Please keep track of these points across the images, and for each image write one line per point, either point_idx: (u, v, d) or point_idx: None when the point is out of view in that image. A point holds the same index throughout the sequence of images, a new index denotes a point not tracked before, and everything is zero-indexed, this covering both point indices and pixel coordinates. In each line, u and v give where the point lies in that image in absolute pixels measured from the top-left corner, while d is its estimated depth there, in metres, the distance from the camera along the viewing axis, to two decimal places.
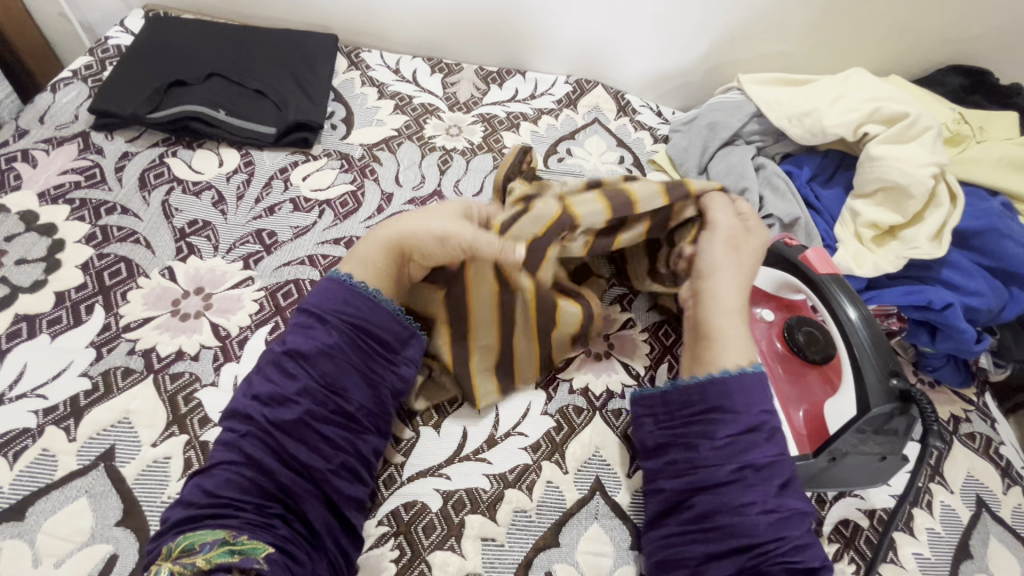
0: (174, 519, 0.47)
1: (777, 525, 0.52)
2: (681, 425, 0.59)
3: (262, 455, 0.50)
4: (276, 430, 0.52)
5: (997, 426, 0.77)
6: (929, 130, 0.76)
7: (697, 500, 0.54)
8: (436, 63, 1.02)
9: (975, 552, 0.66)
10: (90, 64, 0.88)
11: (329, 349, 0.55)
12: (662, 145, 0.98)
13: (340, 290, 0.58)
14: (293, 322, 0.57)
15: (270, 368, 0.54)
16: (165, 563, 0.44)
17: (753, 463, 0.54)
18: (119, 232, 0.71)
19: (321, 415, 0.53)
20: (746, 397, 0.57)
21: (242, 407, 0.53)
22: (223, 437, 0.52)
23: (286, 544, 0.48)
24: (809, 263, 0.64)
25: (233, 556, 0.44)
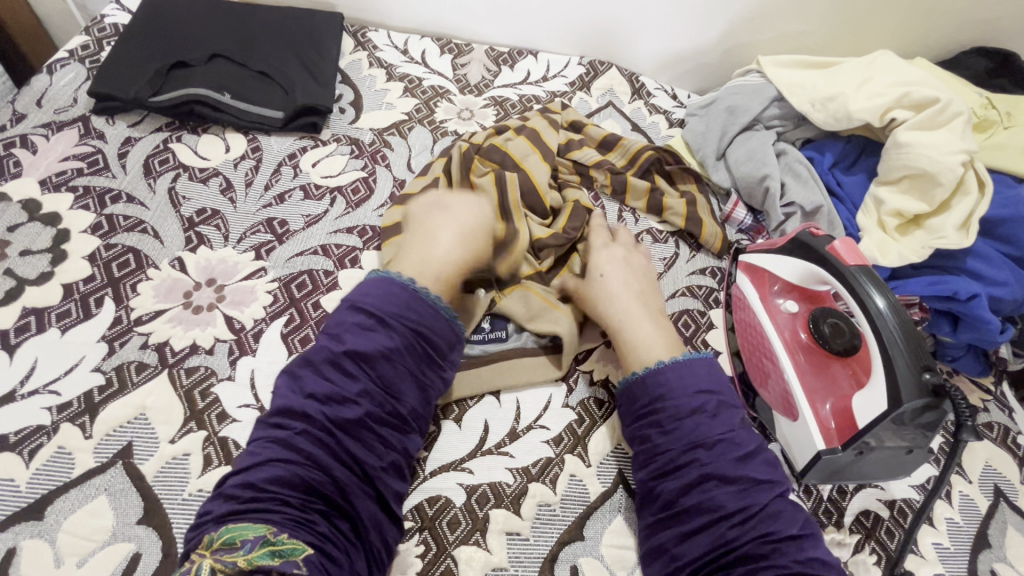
0: (217, 511, 0.45)
1: (742, 494, 0.52)
2: (635, 423, 0.59)
3: (317, 453, 0.48)
4: (336, 430, 0.50)
5: (1016, 416, 0.76)
6: (959, 116, 0.74)
7: (663, 488, 0.54)
8: (446, 44, 0.98)
9: (993, 541, 0.66)
10: (87, 44, 0.84)
11: (390, 352, 0.54)
12: (678, 129, 0.96)
13: (402, 292, 0.57)
14: (346, 322, 0.55)
15: (327, 364, 0.52)
16: (205, 556, 0.41)
17: (702, 442, 0.54)
18: (125, 221, 0.69)
19: (377, 416, 0.52)
20: (680, 381, 0.58)
21: (297, 405, 0.50)
22: (274, 434, 0.49)
23: (327, 543, 0.46)
24: (836, 254, 0.62)
25: (273, 559, 0.41)
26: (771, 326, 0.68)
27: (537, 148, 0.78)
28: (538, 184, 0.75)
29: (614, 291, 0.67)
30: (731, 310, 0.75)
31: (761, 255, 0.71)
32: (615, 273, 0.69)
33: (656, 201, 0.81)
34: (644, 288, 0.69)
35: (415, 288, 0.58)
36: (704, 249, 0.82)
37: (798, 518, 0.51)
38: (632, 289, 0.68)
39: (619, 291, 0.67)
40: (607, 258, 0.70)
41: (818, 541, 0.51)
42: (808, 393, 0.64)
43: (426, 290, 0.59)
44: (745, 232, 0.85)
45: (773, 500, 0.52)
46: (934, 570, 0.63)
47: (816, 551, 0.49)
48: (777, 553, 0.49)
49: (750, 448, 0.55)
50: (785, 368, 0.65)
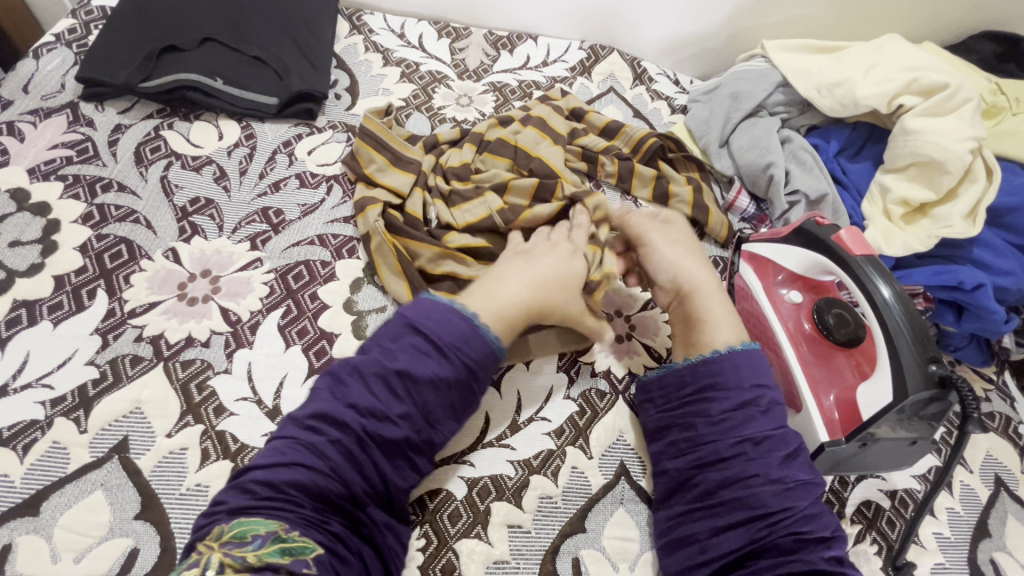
0: (233, 503, 0.44)
1: (786, 494, 0.51)
2: (678, 408, 0.58)
3: (345, 467, 0.47)
4: (372, 448, 0.49)
5: (1017, 405, 0.76)
6: (968, 103, 0.73)
7: (703, 478, 0.54)
8: (443, 28, 0.96)
9: (993, 531, 0.66)
10: (74, 27, 0.82)
11: (440, 382, 0.51)
12: (680, 116, 0.94)
13: (461, 324, 0.54)
14: (402, 340, 0.53)
15: (378, 380, 0.50)
16: (214, 548, 0.40)
17: (750, 437, 0.54)
18: (117, 211, 0.67)
19: (415, 443, 0.51)
20: (737, 373, 0.57)
21: (338, 413, 0.49)
22: (307, 437, 0.48)
23: (338, 545, 0.45)
24: (842, 244, 0.61)
25: (284, 556, 0.41)
26: (774, 317, 0.67)
27: (551, 138, 0.78)
28: (555, 168, 0.74)
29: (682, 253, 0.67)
30: (733, 299, 0.75)
31: (763, 245, 0.70)
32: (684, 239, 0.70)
33: (662, 187, 0.79)
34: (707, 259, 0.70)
35: (475, 321, 0.55)
36: (708, 237, 0.81)
37: (830, 520, 0.52)
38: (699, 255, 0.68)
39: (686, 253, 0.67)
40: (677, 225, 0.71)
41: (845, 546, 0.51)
42: (811, 383, 0.63)
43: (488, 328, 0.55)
44: (748, 221, 0.84)
45: (812, 501, 0.52)
46: (935, 560, 0.63)
47: (838, 551, 0.49)
48: (806, 549, 0.49)
49: (796, 446, 0.54)
50: (788, 359, 0.65)
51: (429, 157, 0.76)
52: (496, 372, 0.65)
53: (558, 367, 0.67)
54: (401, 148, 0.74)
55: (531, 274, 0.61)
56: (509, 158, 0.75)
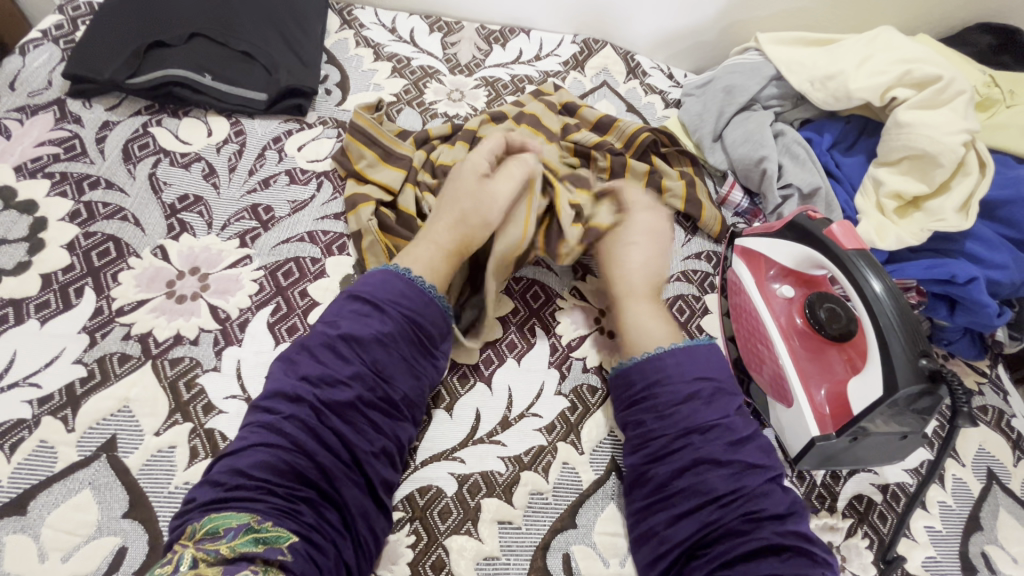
0: (202, 499, 0.44)
1: (737, 477, 0.51)
2: (632, 405, 0.59)
3: (305, 441, 0.47)
4: (327, 413, 0.49)
5: (1010, 398, 0.76)
6: (962, 94, 0.72)
7: (655, 471, 0.54)
8: (435, 22, 0.95)
9: (985, 524, 0.66)
10: (61, 23, 0.81)
11: (384, 338, 0.54)
12: (674, 110, 0.94)
13: (397, 282, 0.57)
14: (343, 310, 0.55)
15: (323, 349, 0.52)
16: (188, 545, 0.40)
17: (697, 428, 0.54)
18: (105, 209, 0.67)
19: (371, 401, 0.52)
20: (679, 367, 0.57)
21: (289, 388, 0.50)
22: (261, 419, 0.48)
23: (313, 533, 0.45)
24: (833, 237, 0.61)
25: (257, 545, 0.41)
26: (766, 311, 0.67)
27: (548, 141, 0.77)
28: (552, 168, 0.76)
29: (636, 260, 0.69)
30: (726, 294, 0.74)
31: (755, 239, 0.69)
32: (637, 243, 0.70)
33: (655, 182, 0.77)
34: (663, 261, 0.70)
35: (409, 278, 0.58)
36: (702, 233, 0.81)
37: (784, 497, 0.51)
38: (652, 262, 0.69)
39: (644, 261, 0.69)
40: (639, 227, 0.71)
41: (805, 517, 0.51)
42: (803, 378, 0.63)
43: (422, 280, 0.59)
44: (742, 215, 0.84)
45: (765, 481, 0.52)
46: (927, 553, 0.63)
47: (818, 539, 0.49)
48: (760, 527, 0.49)
49: (745, 433, 0.54)
50: (780, 354, 0.65)
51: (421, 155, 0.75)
52: (487, 368, 0.65)
53: (550, 363, 0.66)
54: (392, 144, 0.74)
55: (440, 234, 0.64)
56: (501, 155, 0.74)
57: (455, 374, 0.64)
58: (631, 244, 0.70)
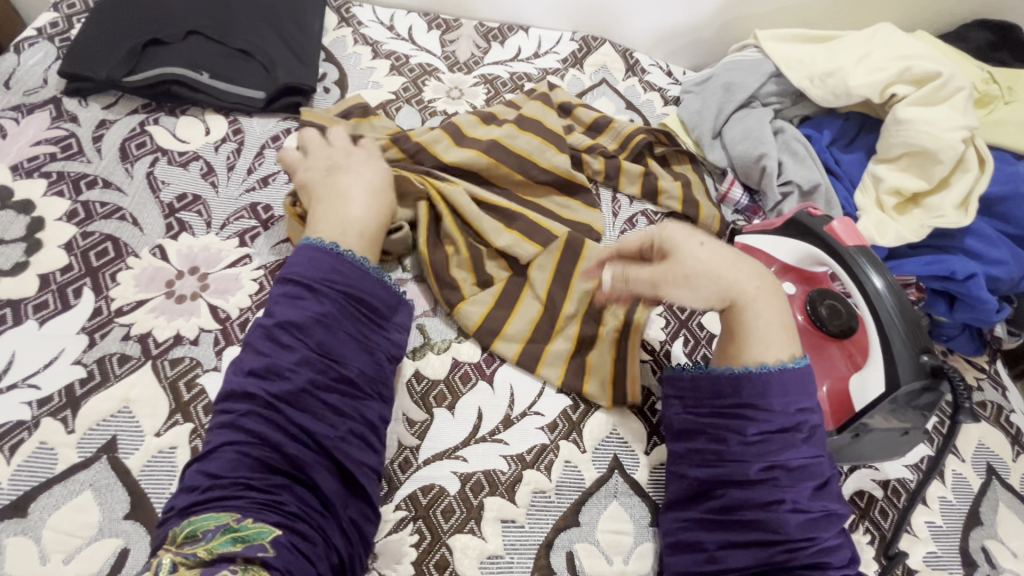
0: (180, 504, 0.44)
1: (813, 525, 0.49)
2: (707, 416, 0.54)
3: (268, 433, 0.46)
4: (277, 400, 0.47)
5: (1008, 394, 0.77)
6: (960, 91, 0.72)
7: (725, 494, 0.52)
8: (433, 19, 0.95)
9: (985, 519, 0.66)
10: (56, 21, 0.80)
11: (324, 318, 0.52)
12: (673, 107, 0.94)
13: (327, 259, 0.54)
14: (277, 296, 0.53)
15: (262, 341, 0.50)
16: (170, 551, 0.41)
17: (785, 465, 0.50)
18: (103, 208, 0.66)
19: (323, 384, 0.50)
20: (784, 397, 0.52)
21: (239, 385, 0.48)
22: (222, 418, 0.48)
23: (297, 522, 0.45)
24: (834, 234, 0.61)
25: (237, 544, 0.41)
26: None
27: (550, 142, 0.77)
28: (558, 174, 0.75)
29: (722, 261, 0.56)
30: None
31: (756, 237, 0.70)
32: (711, 241, 0.58)
33: (650, 184, 0.80)
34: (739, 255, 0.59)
35: (338, 251, 0.56)
36: None
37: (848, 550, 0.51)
38: (734, 261, 0.57)
39: (728, 260, 0.56)
40: (687, 226, 0.58)
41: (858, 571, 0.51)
42: None
43: (354, 254, 0.57)
44: (742, 212, 0.84)
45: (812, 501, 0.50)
46: (928, 549, 0.63)
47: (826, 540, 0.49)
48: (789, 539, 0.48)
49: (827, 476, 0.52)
50: None
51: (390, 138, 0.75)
52: (489, 366, 0.65)
53: None
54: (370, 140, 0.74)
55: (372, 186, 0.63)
56: (483, 152, 0.73)
57: (458, 373, 0.64)
58: (700, 242, 0.57)
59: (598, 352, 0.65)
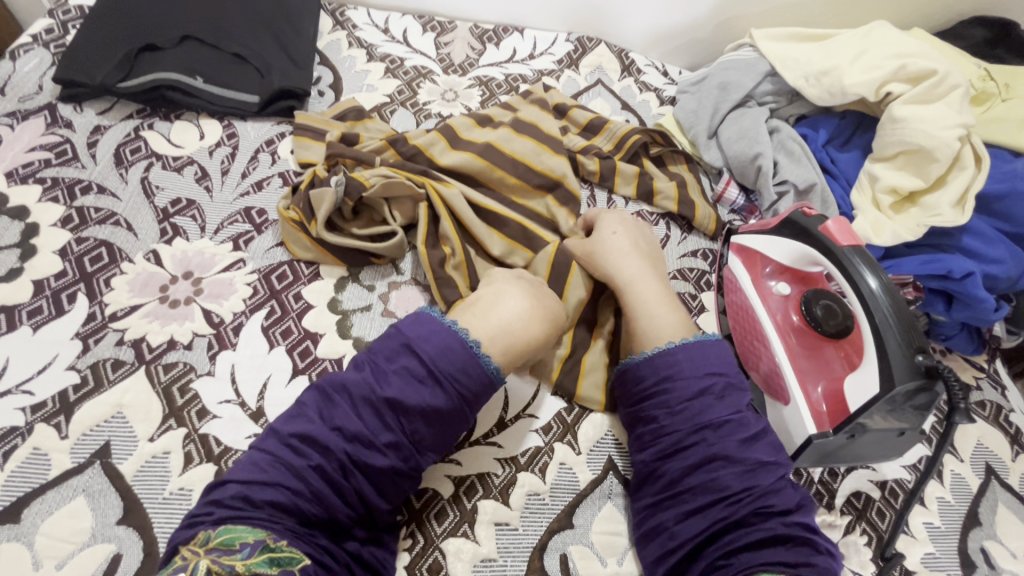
0: (218, 513, 0.43)
1: (749, 475, 0.51)
2: (639, 402, 0.57)
3: (324, 488, 0.46)
4: (356, 475, 0.47)
5: (1008, 393, 0.76)
6: (956, 89, 0.71)
7: (667, 468, 0.54)
8: (428, 21, 0.95)
9: (984, 520, 0.66)
10: (51, 27, 0.80)
11: (432, 412, 0.49)
12: (669, 107, 0.94)
13: (461, 352, 0.51)
14: (397, 362, 0.50)
15: (366, 404, 0.48)
16: (201, 555, 0.40)
17: (708, 424, 0.53)
18: (97, 214, 0.66)
19: (400, 470, 0.49)
20: (691, 363, 0.56)
21: (321, 435, 0.47)
22: (286, 454, 0.46)
23: (325, 556, 0.45)
24: (829, 234, 0.61)
25: (272, 567, 0.40)
26: (761, 309, 0.67)
27: (546, 145, 0.77)
28: (556, 176, 0.75)
29: (623, 248, 0.67)
30: (722, 292, 0.75)
31: (753, 236, 0.70)
32: (626, 232, 0.69)
33: (645, 184, 0.80)
34: (653, 252, 0.69)
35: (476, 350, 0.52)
36: (696, 232, 0.81)
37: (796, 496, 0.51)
38: (640, 251, 0.67)
39: (631, 247, 0.67)
40: (613, 219, 0.71)
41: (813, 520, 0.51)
42: (799, 375, 0.63)
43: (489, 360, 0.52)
44: (738, 212, 0.84)
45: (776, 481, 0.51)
46: (926, 550, 0.63)
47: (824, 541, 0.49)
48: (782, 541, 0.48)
49: (756, 430, 0.54)
50: (776, 351, 0.65)
51: (384, 141, 0.74)
52: None
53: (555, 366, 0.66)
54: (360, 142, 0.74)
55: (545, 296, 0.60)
56: (479, 155, 0.74)
57: None
58: (612, 233, 0.68)
59: (590, 354, 0.65)
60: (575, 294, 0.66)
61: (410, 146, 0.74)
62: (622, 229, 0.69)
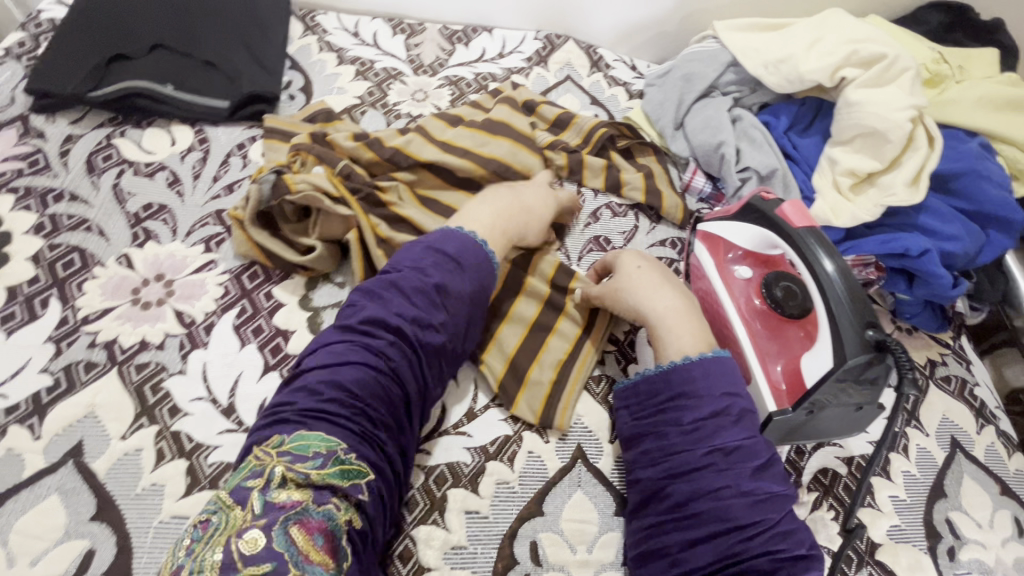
0: (300, 405, 0.46)
1: (757, 506, 0.50)
2: (650, 416, 0.58)
3: (400, 373, 0.50)
4: (419, 350, 0.53)
5: (973, 368, 0.78)
6: (907, 72, 0.73)
7: (674, 489, 0.53)
8: (398, 24, 0.97)
9: (949, 491, 0.67)
10: (23, 41, 0.82)
11: (469, 296, 0.57)
12: (638, 101, 0.96)
13: (477, 248, 0.60)
14: (425, 259, 0.57)
15: (415, 293, 0.54)
16: (278, 457, 0.42)
17: (721, 447, 0.52)
18: (70, 220, 0.67)
19: (445, 350, 0.55)
20: (708, 382, 0.55)
21: (387, 319, 0.52)
22: (361, 342, 0.50)
23: (382, 467, 0.47)
24: (785, 216, 0.63)
25: (343, 478, 0.42)
26: (724, 294, 0.68)
27: (518, 145, 0.78)
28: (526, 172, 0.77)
29: (656, 281, 0.65)
30: (689, 280, 0.76)
31: (716, 222, 0.71)
32: (651, 264, 0.67)
33: (613, 177, 0.82)
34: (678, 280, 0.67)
35: (486, 248, 0.61)
36: (666, 221, 0.83)
37: (806, 537, 0.50)
38: (669, 283, 0.65)
39: (660, 281, 0.65)
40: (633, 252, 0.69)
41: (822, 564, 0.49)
42: (760, 355, 0.64)
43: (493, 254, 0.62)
44: (706, 201, 0.86)
45: (785, 516, 0.50)
46: (891, 522, 0.64)
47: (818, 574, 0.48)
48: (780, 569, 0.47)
49: (767, 458, 0.53)
50: (738, 334, 0.66)
51: (360, 142, 0.75)
52: None
53: None
54: (332, 145, 0.75)
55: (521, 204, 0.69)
56: (452, 154, 0.75)
57: None
58: (638, 266, 0.67)
59: (537, 368, 0.65)
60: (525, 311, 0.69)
61: (387, 148, 0.74)
62: (647, 262, 0.67)
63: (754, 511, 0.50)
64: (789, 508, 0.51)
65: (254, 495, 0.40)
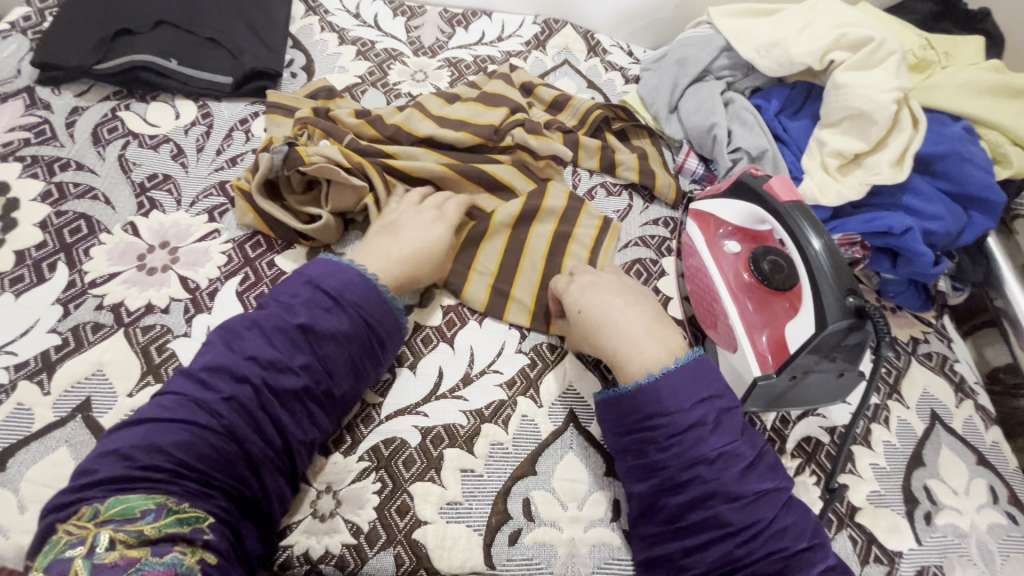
0: (109, 474, 0.44)
1: (748, 509, 0.51)
2: (628, 435, 0.57)
3: (238, 426, 0.48)
4: (271, 397, 0.51)
5: (954, 345, 0.80)
6: (892, 55, 0.75)
7: (666, 502, 0.53)
8: (398, 7, 0.98)
9: (927, 460, 0.70)
10: (29, 14, 0.83)
11: (340, 336, 0.55)
12: (633, 85, 0.98)
13: (353, 275, 0.58)
14: (300, 295, 0.56)
15: (278, 334, 0.53)
16: (95, 527, 0.41)
17: (704, 458, 0.53)
18: (76, 189, 0.69)
19: (313, 394, 0.53)
20: (675, 397, 0.55)
21: (237, 365, 0.51)
22: (195, 394, 0.49)
23: (228, 513, 0.47)
24: (772, 190, 0.65)
25: (181, 526, 0.43)
26: (713, 267, 0.71)
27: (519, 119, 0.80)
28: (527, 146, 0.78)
29: (607, 314, 0.63)
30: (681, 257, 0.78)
31: (708, 200, 0.73)
32: (600, 294, 0.65)
33: (608, 157, 0.84)
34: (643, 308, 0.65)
35: (374, 284, 0.59)
36: (659, 201, 0.84)
37: (806, 527, 0.52)
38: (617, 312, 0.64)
39: (612, 311, 0.63)
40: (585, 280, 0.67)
41: (824, 552, 0.52)
42: (746, 325, 0.66)
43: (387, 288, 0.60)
44: (699, 182, 0.88)
45: (779, 512, 0.52)
46: (871, 488, 0.67)
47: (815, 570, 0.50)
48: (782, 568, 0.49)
49: (750, 459, 0.53)
50: (726, 306, 0.68)
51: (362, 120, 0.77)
52: (450, 329, 0.68)
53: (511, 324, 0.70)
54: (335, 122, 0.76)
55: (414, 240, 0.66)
56: (452, 130, 0.77)
57: (419, 336, 0.67)
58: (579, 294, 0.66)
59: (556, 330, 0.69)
60: (529, 265, 0.72)
61: (389, 126, 0.77)
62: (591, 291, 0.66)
63: (745, 513, 0.51)
64: (779, 496, 0.53)
65: (77, 563, 0.39)
